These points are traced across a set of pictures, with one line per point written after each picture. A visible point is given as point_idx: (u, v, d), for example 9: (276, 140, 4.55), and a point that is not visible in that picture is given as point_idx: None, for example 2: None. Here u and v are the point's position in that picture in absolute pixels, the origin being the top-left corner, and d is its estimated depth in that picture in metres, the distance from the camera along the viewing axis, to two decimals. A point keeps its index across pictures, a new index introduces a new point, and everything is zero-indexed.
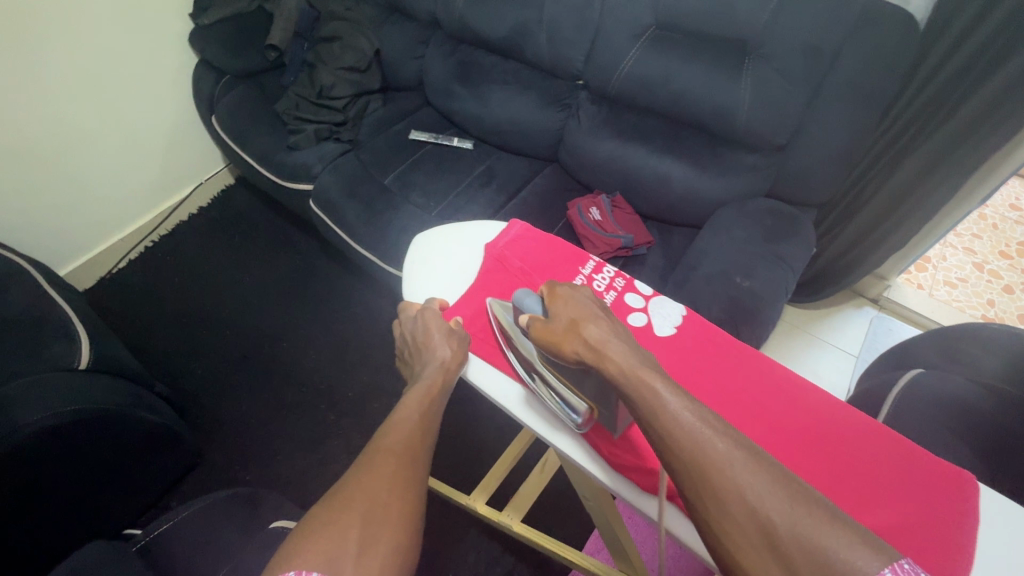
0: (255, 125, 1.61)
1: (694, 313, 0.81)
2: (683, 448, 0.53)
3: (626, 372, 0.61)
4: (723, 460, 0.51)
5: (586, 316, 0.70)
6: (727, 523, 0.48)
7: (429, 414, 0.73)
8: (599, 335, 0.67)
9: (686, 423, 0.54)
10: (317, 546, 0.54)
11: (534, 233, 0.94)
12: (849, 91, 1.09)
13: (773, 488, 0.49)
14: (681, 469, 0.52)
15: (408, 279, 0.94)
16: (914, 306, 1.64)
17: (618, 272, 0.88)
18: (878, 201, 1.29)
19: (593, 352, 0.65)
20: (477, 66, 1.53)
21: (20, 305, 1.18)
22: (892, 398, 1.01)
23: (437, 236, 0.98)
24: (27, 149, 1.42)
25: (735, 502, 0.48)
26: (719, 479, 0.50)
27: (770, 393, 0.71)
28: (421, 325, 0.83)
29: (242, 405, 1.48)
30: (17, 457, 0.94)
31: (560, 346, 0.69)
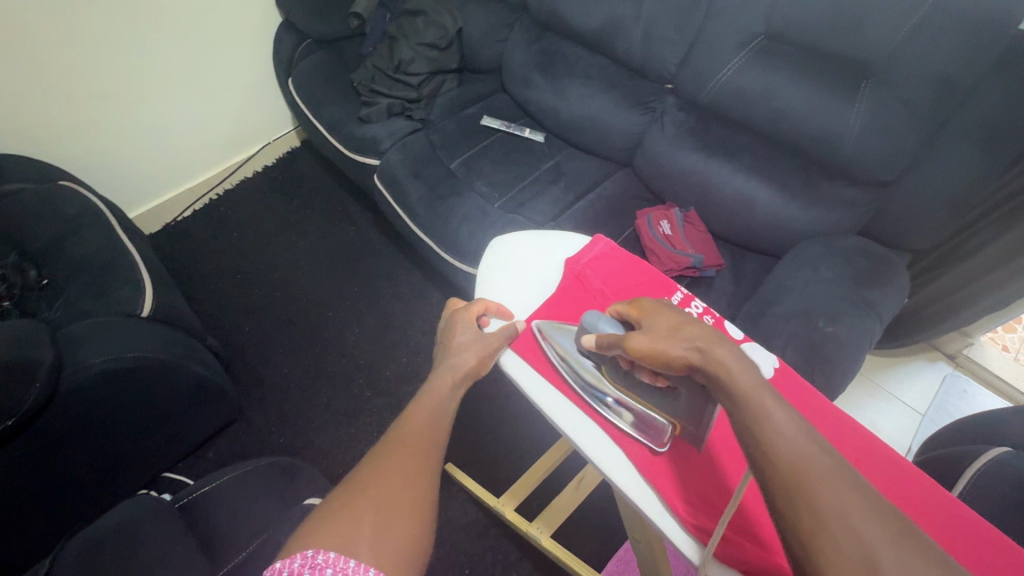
0: (330, 91, 1.60)
1: (790, 370, 0.75)
2: (780, 457, 0.47)
3: (740, 378, 0.53)
4: (829, 480, 0.45)
5: (680, 320, 0.62)
6: (822, 541, 0.42)
7: (441, 413, 0.71)
8: (705, 335, 0.59)
9: (791, 434, 0.49)
10: (333, 528, 0.53)
11: (619, 253, 0.89)
12: (978, 131, 0.98)
13: (880, 519, 0.43)
14: (773, 477, 0.47)
15: (481, 283, 0.91)
16: (995, 369, 1.51)
17: (707, 308, 0.83)
18: (982, 255, 1.17)
19: (701, 354, 0.57)
20: (561, 57, 1.47)
21: (94, 245, 1.21)
22: (970, 471, 0.93)
23: (516, 240, 0.94)
24: (116, 92, 1.47)
25: (838, 525, 0.42)
26: (819, 496, 0.44)
27: (870, 472, 0.66)
28: (450, 325, 0.83)
29: (285, 368, 1.50)
30: (78, 396, 0.97)
31: (661, 356, 0.61)
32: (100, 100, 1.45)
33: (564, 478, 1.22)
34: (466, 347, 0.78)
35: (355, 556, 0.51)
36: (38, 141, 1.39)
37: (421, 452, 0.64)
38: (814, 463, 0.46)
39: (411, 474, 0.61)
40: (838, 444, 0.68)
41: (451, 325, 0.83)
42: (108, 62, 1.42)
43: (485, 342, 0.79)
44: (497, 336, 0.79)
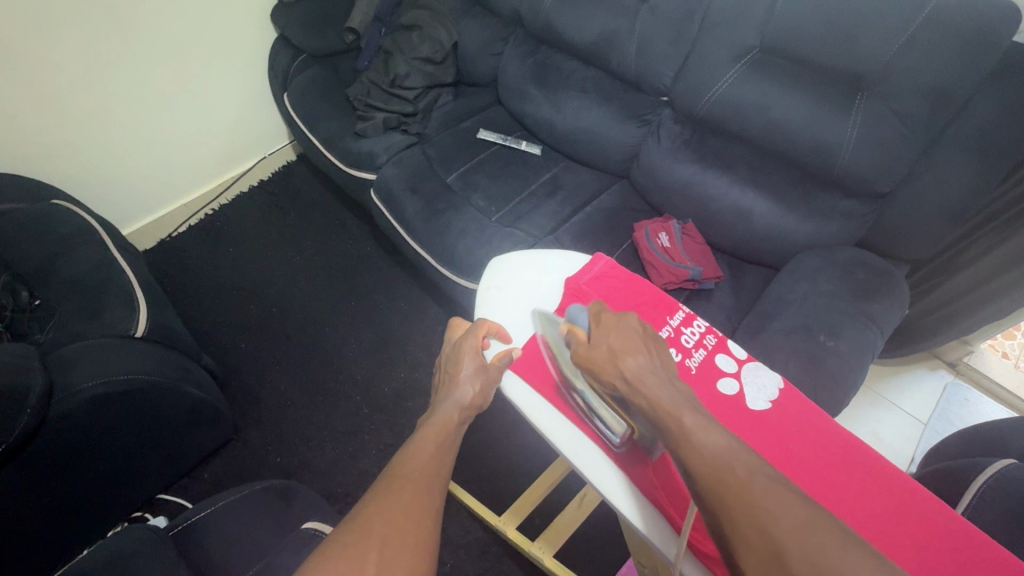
0: (326, 106, 1.60)
1: (793, 390, 0.75)
2: (702, 469, 0.52)
3: (655, 405, 0.60)
4: (740, 482, 0.50)
5: (626, 345, 0.68)
6: (739, 542, 0.47)
7: (444, 447, 0.70)
8: (637, 367, 0.64)
9: (707, 443, 0.54)
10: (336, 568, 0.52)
11: (619, 272, 0.88)
12: (974, 142, 0.98)
13: (793, 514, 0.47)
14: (698, 489, 0.51)
15: (480, 304, 0.90)
16: (997, 377, 1.50)
17: (710, 327, 0.82)
18: (982, 264, 1.17)
19: (626, 383, 0.64)
20: (556, 70, 1.47)
21: (88, 265, 1.20)
22: (975, 485, 0.92)
23: (515, 260, 0.93)
24: (110, 109, 1.47)
25: (748, 521, 0.47)
26: (734, 499, 0.49)
27: (875, 493, 0.65)
28: (455, 353, 0.82)
29: (281, 385, 1.48)
30: (70, 420, 0.95)
31: (596, 371, 0.68)
32: (94, 118, 1.45)
33: (565, 496, 1.20)
34: (468, 379, 0.78)
35: None
36: (30, 159, 1.38)
37: (421, 495, 0.62)
38: (729, 471, 0.50)
39: (411, 519, 0.58)
40: (843, 462, 0.67)
41: (450, 351, 0.84)
42: (102, 81, 1.42)
43: (487, 372, 0.79)
44: (494, 363, 0.79)
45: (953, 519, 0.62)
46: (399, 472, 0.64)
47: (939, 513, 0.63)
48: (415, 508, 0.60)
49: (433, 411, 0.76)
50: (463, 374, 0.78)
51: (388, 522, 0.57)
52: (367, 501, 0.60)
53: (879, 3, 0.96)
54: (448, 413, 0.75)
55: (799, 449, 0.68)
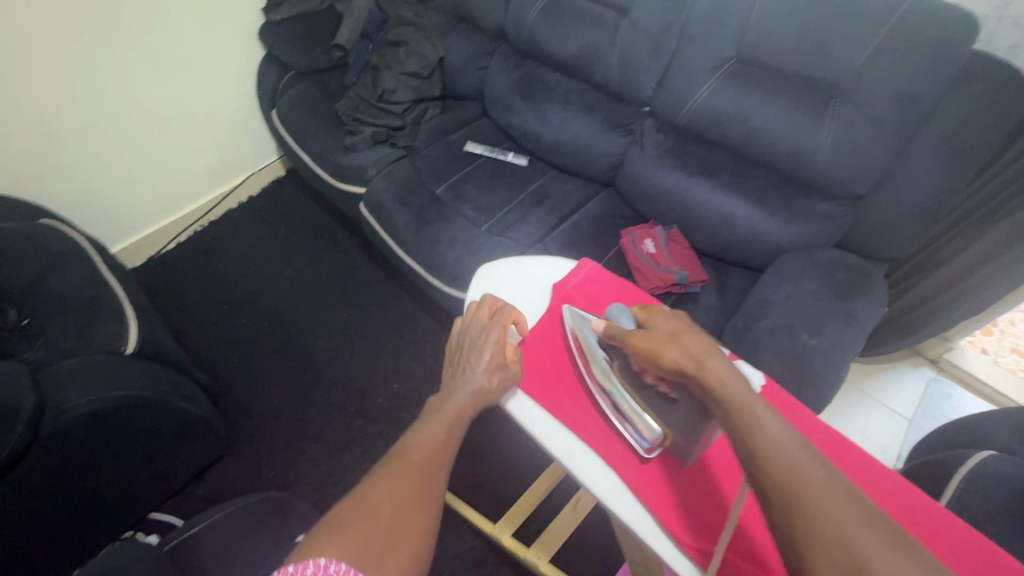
0: (315, 121, 1.62)
1: (774, 386, 0.77)
2: (774, 461, 0.51)
3: (728, 388, 0.59)
4: (818, 490, 0.48)
5: (684, 332, 0.67)
6: (815, 548, 0.45)
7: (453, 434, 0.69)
8: (704, 350, 0.64)
9: (783, 445, 0.52)
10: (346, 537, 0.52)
11: (605, 276, 0.91)
12: (944, 145, 1.02)
13: (870, 521, 0.46)
14: (770, 481, 0.50)
15: (470, 310, 0.91)
16: (977, 372, 1.54)
17: None
18: (957, 262, 1.21)
19: (694, 363, 0.63)
20: (541, 83, 1.51)
21: (77, 283, 1.20)
22: (958, 477, 0.94)
23: (501, 267, 0.95)
24: (98, 128, 1.47)
25: (828, 530, 0.45)
26: (810, 498, 0.47)
27: (856, 484, 0.67)
28: (476, 339, 0.80)
29: (274, 399, 1.48)
30: (61, 438, 0.95)
31: (656, 356, 0.67)
32: (83, 137, 1.45)
33: (560, 501, 1.21)
34: (486, 371, 0.76)
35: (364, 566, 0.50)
36: (19, 179, 1.37)
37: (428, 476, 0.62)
38: (805, 477, 0.49)
39: (418, 499, 0.59)
40: (826, 454, 0.70)
41: (465, 337, 0.81)
42: (92, 101, 1.43)
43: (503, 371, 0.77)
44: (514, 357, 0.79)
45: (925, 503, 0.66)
46: (408, 451, 0.65)
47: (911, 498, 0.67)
48: (422, 489, 0.60)
49: (445, 396, 0.74)
50: (481, 364, 0.77)
51: (398, 498, 0.58)
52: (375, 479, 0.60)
53: (846, 15, 1.00)
54: (462, 402, 0.73)
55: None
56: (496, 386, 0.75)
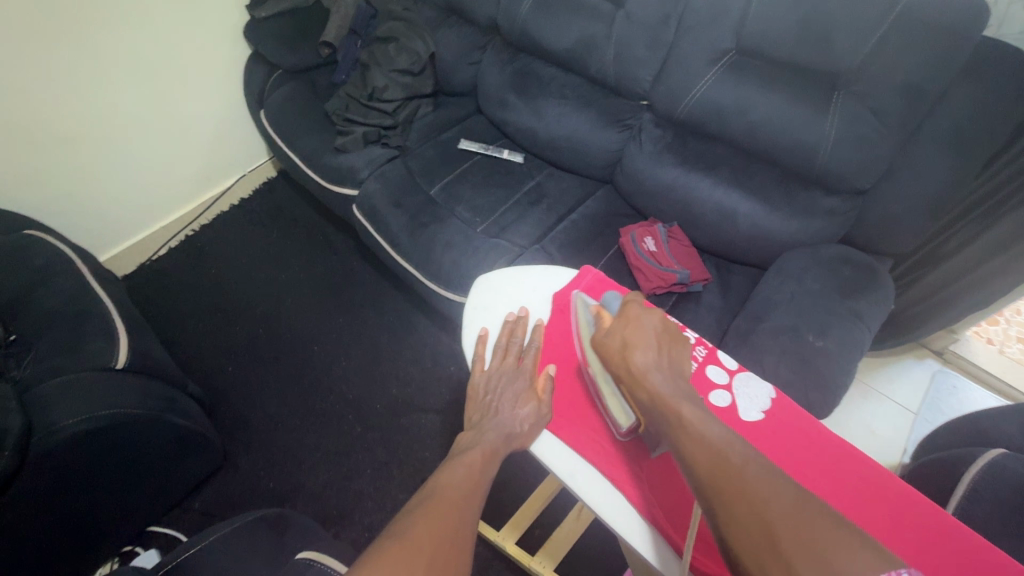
0: (304, 122, 1.57)
1: (785, 399, 0.74)
2: (698, 456, 0.53)
3: (655, 400, 0.63)
4: (737, 468, 0.50)
5: (638, 340, 0.70)
6: (732, 522, 0.47)
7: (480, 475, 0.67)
8: (644, 363, 0.67)
9: (708, 434, 0.55)
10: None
11: (607, 285, 0.87)
12: (952, 136, 0.99)
13: (785, 495, 0.47)
14: (695, 474, 0.52)
15: (467, 324, 0.89)
16: (982, 363, 1.52)
17: (699, 338, 0.81)
18: (965, 255, 1.18)
19: (632, 373, 0.67)
20: (535, 77, 1.47)
21: (63, 297, 1.17)
22: (967, 477, 0.93)
23: (499, 278, 0.92)
24: (82, 134, 1.43)
25: (742, 504, 0.47)
26: (727, 482, 0.49)
27: (871, 503, 0.65)
28: (501, 385, 0.78)
29: (271, 407, 1.46)
30: (51, 459, 0.92)
31: (609, 361, 0.71)
32: (67, 145, 1.42)
33: (564, 506, 1.19)
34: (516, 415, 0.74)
35: None
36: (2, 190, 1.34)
37: (461, 520, 0.59)
38: (726, 457, 0.51)
39: (452, 543, 0.55)
40: (840, 472, 0.67)
41: (493, 377, 0.79)
42: (74, 107, 1.39)
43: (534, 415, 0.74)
44: (542, 393, 0.76)
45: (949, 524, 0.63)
46: (441, 493, 0.62)
47: (933, 518, 0.63)
48: (456, 532, 0.57)
49: (477, 437, 0.73)
50: (511, 407, 0.75)
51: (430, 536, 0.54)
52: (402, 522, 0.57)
53: (851, 4, 0.97)
54: (493, 441, 0.71)
55: (794, 459, 0.68)
56: (529, 429, 0.73)
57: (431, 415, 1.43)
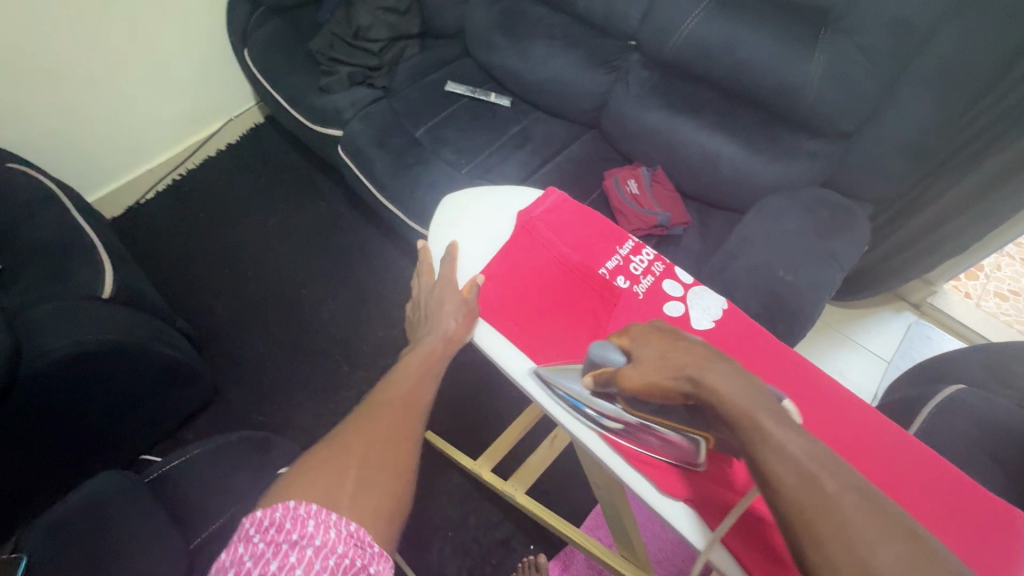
0: (288, 63, 1.54)
1: (737, 310, 0.77)
2: (787, 482, 0.46)
3: (727, 405, 0.51)
4: (832, 505, 0.44)
5: (672, 346, 0.58)
6: (829, 571, 0.42)
7: (426, 379, 0.76)
8: (695, 362, 0.55)
9: (795, 453, 0.46)
10: (318, 482, 0.57)
11: (572, 205, 0.86)
12: (937, 76, 0.98)
13: (899, 547, 0.41)
14: (779, 508, 0.46)
15: (433, 241, 0.87)
16: (958, 315, 1.55)
17: (658, 255, 0.81)
18: (944, 203, 1.18)
19: (694, 384, 0.54)
20: (523, 18, 1.43)
21: (49, 229, 1.18)
22: (926, 411, 0.97)
23: (465, 198, 0.90)
24: (61, 71, 1.41)
25: (845, 556, 0.41)
26: (826, 526, 0.43)
27: (813, 403, 0.68)
28: (437, 295, 0.80)
29: (259, 346, 1.49)
30: (42, 381, 0.96)
31: (653, 382, 0.57)
32: (44, 80, 1.39)
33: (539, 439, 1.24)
34: (449, 315, 0.77)
35: (337, 509, 0.55)
36: None
37: (401, 421, 0.70)
38: (821, 491, 0.44)
39: (394, 441, 0.67)
40: (785, 377, 0.70)
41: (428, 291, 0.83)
42: (49, 40, 1.35)
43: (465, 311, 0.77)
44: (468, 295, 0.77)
45: (889, 429, 0.66)
46: (383, 404, 0.71)
47: (873, 424, 0.67)
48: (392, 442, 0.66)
49: (419, 342, 0.80)
50: (444, 311, 0.78)
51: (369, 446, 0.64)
52: (349, 427, 0.67)
53: None
54: (430, 347, 0.78)
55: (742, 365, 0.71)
56: (456, 329, 0.77)
57: None
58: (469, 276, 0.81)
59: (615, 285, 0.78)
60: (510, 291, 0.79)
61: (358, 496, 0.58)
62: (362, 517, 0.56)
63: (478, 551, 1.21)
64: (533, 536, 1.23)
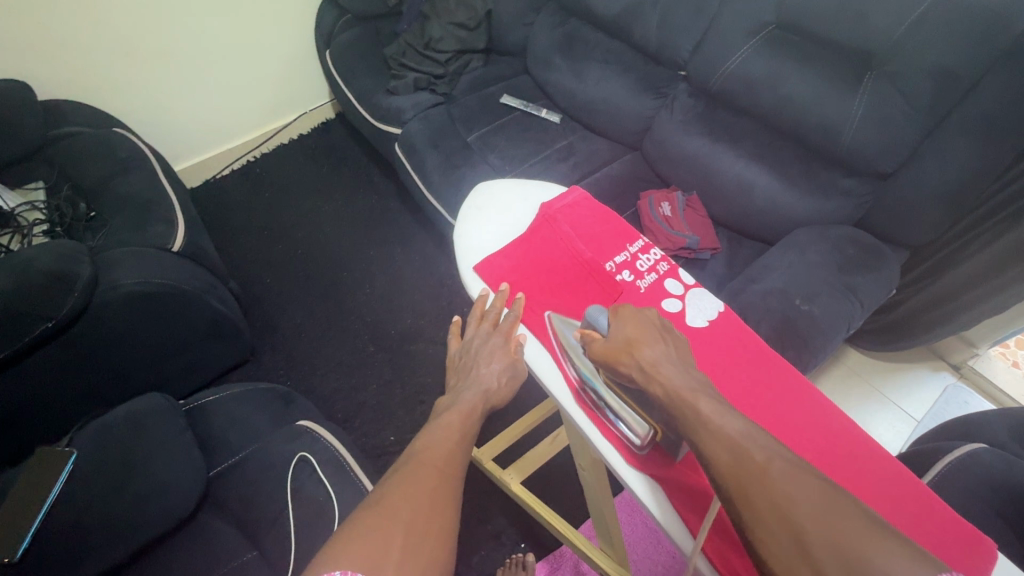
0: (363, 64, 1.69)
1: (731, 313, 0.82)
2: (719, 455, 0.51)
3: (673, 394, 0.59)
4: (759, 469, 0.49)
5: (644, 334, 0.67)
6: (760, 532, 0.46)
7: (465, 435, 0.71)
8: (654, 358, 0.64)
9: (727, 430, 0.53)
10: (361, 550, 0.51)
11: (591, 202, 0.93)
12: (979, 126, 0.98)
13: (814, 498, 0.46)
14: (717, 478, 0.51)
15: (461, 220, 0.95)
16: (1000, 383, 1.47)
17: (665, 256, 0.88)
18: (985, 257, 1.14)
19: (644, 374, 0.63)
20: (582, 42, 1.52)
21: (137, 185, 1.34)
22: (947, 461, 0.92)
23: (495, 186, 0.98)
24: (170, 54, 1.61)
25: (766, 509, 0.46)
26: (754, 489, 0.48)
27: (792, 405, 0.72)
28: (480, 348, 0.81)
29: (297, 318, 1.60)
30: (110, 311, 1.08)
31: (614, 365, 0.66)
32: (154, 59, 1.59)
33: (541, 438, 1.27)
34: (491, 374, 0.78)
35: None
36: (97, 92, 1.54)
37: (446, 478, 0.63)
38: (747, 458, 0.50)
39: (434, 500, 0.60)
40: (768, 377, 0.75)
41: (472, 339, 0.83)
42: (165, 27, 1.56)
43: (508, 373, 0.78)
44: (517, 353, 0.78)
45: (853, 432, 0.70)
46: (422, 458, 0.65)
47: (851, 435, 0.70)
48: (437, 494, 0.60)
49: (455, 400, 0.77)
50: (489, 366, 0.78)
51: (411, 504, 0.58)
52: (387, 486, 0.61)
53: None
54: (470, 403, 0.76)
55: (727, 361, 0.77)
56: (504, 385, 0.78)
57: (438, 346, 1.54)
58: (485, 253, 0.89)
59: (619, 277, 0.84)
60: (519, 269, 0.86)
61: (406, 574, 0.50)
62: None
63: (467, 540, 1.24)
64: (523, 533, 1.25)
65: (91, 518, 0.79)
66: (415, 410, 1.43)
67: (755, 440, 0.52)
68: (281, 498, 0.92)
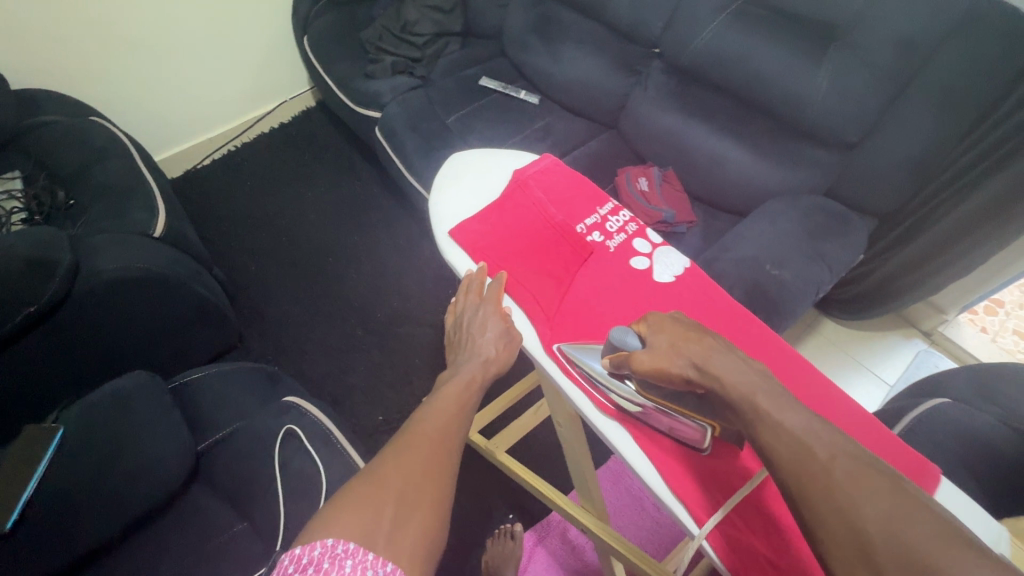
0: (340, 50, 1.69)
1: (696, 269, 0.85)
2: (782, 453, 0.49)
3: (732, 392, 0.55)
4: (823, 468, 0.46)
5: (685, 337, 0.63)
6: (826, 537, 0.44)
7: (464, 406, 0.74)
8: (706, 354, 0.60)
9: (790, 426, 0.50)
10: (352, 517, 0.52)
11: (563, 169, 0.96)
12: (937, 93, 1.02)
13: (884, 502, 0.43)
14: (778, 476, 0.49)
15: (436, 193, 0.96)
16: (968, 347, 1.53)
17: (633, 218, 0.91)
18: (948, 222, 1.19)
19: (701, 375, 0.59)
20: (557, 22, 1.53)
21: (114, 173, 1.33)
22: (912, 415, 0.96)
23: (469, 157, 1.00)
24: (144, 42, 1.60)
25: (830, 511, 0.44)
26: (818, 490, 0.46)
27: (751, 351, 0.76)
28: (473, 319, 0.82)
29: (283, 304, 1.61)
30: (93, 296, 1.08)
31: (659, 373, 0.62)
32: (127, 48, 1.58)
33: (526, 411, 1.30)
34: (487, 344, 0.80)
35: (378, 547, 0.50)
36: (71, 83, 1.53)
37: (443, 450, 0.65)
38: (810, 458, 0.47)
39: (428, 473, 0.61)
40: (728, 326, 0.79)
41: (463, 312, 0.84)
42: (138, 15, 1.54)
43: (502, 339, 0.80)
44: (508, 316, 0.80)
45: (808, 370, 0.74)
46: (419, 431, 0.67)
47: (806, 374, 0.74)
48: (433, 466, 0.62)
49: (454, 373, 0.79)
50: (485, 338, 0.80)
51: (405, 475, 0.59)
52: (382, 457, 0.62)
53: None
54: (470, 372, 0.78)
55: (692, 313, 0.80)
56: (501, 353, 0.80)
57: (424, 327, 1.56)
58: (460, 220, 0.91)
59: (589, 238, 0.87)
60: (494, 235, 0.88)
61: (404, 530, 0.53)
62: (405, 555, 0.51)
63: (458, 513, 1.27)
64: (512, 504, 1.28)
65: (83, 494, 0.81)
66: (403, 390, 1.45)
67: (819, 436, 0.49)
68: (270, 470, 0.93)
